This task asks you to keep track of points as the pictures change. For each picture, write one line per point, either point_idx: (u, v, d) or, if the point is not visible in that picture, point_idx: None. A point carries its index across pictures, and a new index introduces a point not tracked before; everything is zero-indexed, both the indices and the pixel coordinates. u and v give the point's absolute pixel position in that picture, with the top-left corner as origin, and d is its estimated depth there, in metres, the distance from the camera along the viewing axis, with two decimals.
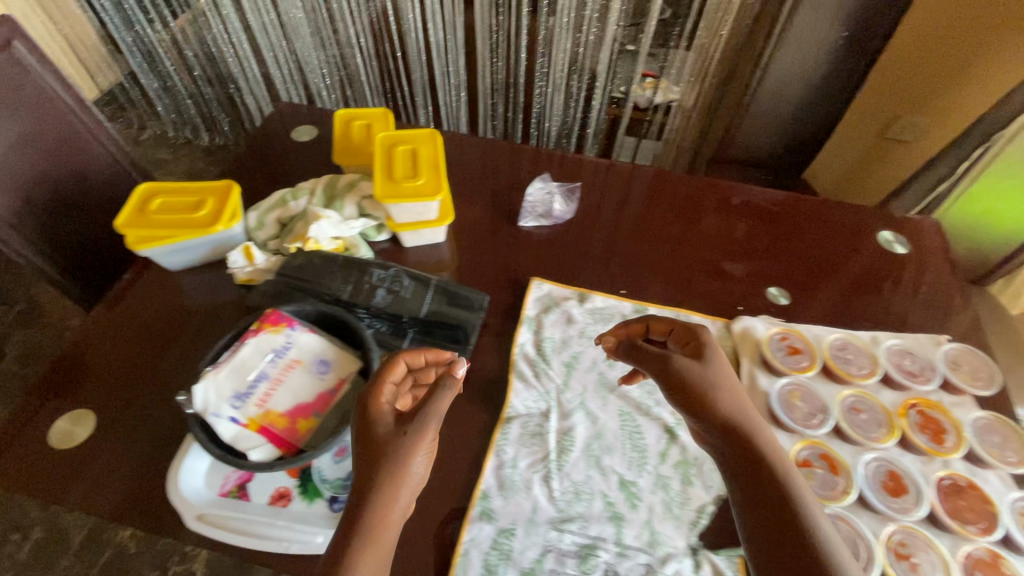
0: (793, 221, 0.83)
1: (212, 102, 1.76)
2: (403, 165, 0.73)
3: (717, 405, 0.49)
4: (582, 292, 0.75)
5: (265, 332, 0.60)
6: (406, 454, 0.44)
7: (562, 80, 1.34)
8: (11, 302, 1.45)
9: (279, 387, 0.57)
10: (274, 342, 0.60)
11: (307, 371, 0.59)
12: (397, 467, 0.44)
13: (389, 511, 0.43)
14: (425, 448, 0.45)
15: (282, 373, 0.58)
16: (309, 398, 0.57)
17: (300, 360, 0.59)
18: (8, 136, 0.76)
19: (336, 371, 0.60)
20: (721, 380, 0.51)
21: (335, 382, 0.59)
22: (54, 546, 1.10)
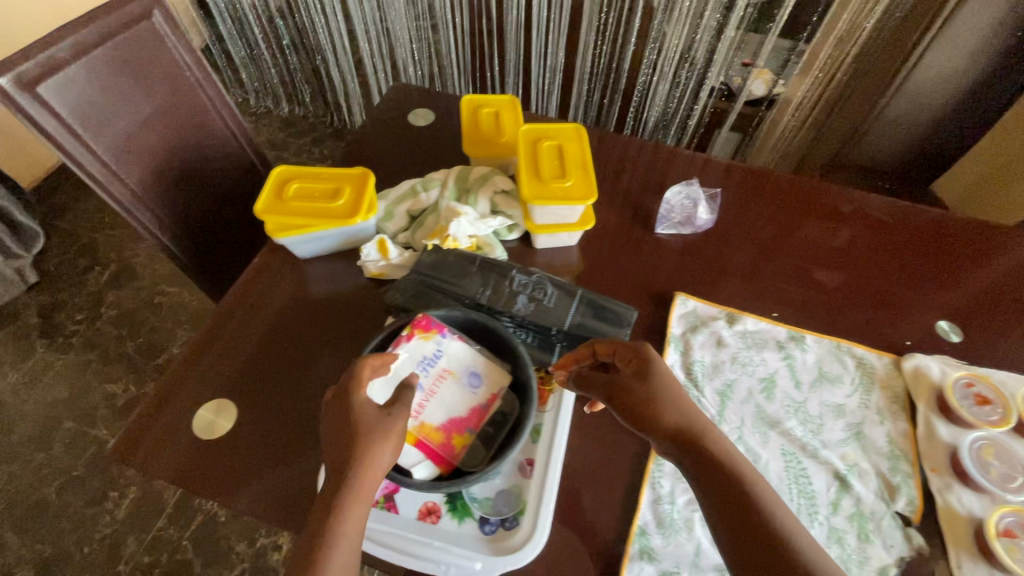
0: (927, 237, 0.77)
1: (299, 74, 1.74)
2: (551, 163, 0.68)
3: (663, 413, 0.47)
4: (730, 312, 0.69)
5: (416, 338, 0.56)
6: (376, 443, 0.46)
7: (669, 71, 1.23)
8: (104, 263, 1.49)
9: (431, 399, 0.55)
10: (423, 349, 0.56)
11: (459, 383, 0.56)
12: (369, 457, 0.46)
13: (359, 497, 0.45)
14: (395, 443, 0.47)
15: (433, 383, 0.55)
16: (463, 412, 0.54)
17: (450, 369, 0.56)
18: (144, 108, 0.75)
19: (487, 385, 0.56)
20: (665, 386, 0.49)
21: (487, 396, 0.55)
22: (148, 508, 1.14)
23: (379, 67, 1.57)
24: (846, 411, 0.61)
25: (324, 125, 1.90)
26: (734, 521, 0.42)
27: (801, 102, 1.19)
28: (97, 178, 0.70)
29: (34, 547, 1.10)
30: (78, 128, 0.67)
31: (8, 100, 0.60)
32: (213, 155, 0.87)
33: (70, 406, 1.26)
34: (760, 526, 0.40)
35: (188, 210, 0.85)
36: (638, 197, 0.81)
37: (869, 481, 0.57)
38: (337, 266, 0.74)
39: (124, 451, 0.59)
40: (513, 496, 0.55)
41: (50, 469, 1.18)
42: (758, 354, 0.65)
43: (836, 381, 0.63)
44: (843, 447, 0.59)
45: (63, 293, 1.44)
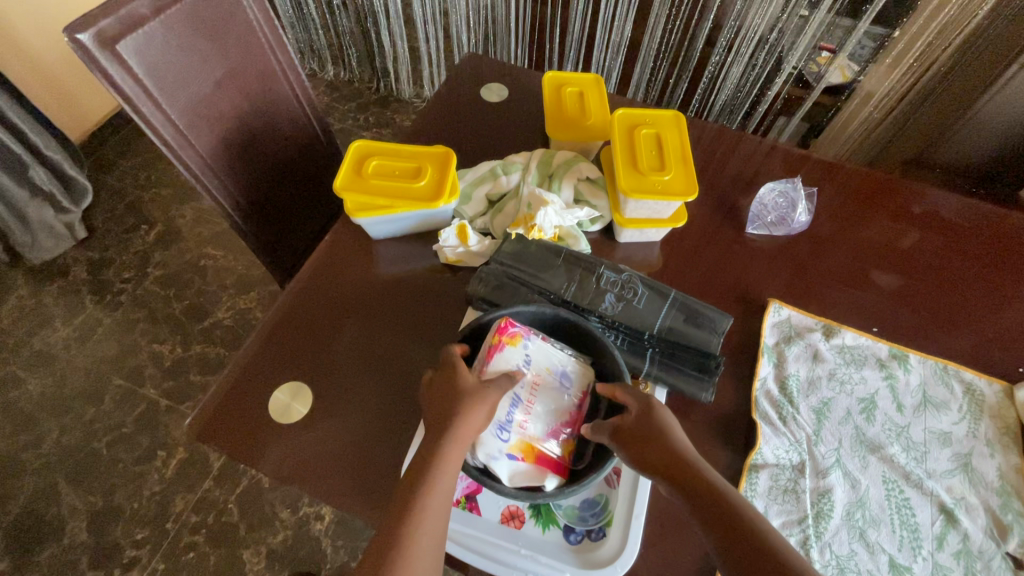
0: (1008, 243, 0.73)
1: (346, 34, 1.67)
2: (649, 154, 0.65)
3: (664, 449, 0.44)
4: (827, 324, 0.65)
5: (504, 348, 0.51)
6: (469, 408, 0.47)
7: (746, 52, 1.09)
8: (151, 223, 1.49)
9: (532, 408, 0.51)
10: (515, 357, 0.52)
11: (555, 386, 0.52)
12: (461, 421, 0.46)
13: (450, 459, 0.45)
14: (489, 410, 0.48)
15: (530, 392, 0.52)
16: (567, 416, 0.51)
17: (542, 374, 0.52)
18: (217, 71, 0.71)
19: (580, 382, 0.53)
20: (665, 421, 0.45)
21: (582, 394, 0.53)
22: (194, 470, 1.16)
23: (431, 34, 1.51)
24: (952, 440, 0.58)
25: (368, 91, 1.84)
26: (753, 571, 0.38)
27: (887, 95, 1.04)
28: (170, 143, 0.69)
29: (86, 499, 1.13)
30: (154, 91, 0.65)
31: (88, 59, 0.58)
32: (280, 124, 0.85)
33: (119, 364, 1.28)
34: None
35: (252, 179, 0.83)
36: (726, 192, 0.77)
37: (976, 516, 0.54)
38: (413, 248, 0.71)
39: (200, 428, 0.58)
40: (600, 506, 0.52)
41: (100, 424, 1.20)
42: (858, 372, 0.61)
43: (941, 407, 0.60)
44: (948, 479, 0.55)
45: (111, 250, 1.44)
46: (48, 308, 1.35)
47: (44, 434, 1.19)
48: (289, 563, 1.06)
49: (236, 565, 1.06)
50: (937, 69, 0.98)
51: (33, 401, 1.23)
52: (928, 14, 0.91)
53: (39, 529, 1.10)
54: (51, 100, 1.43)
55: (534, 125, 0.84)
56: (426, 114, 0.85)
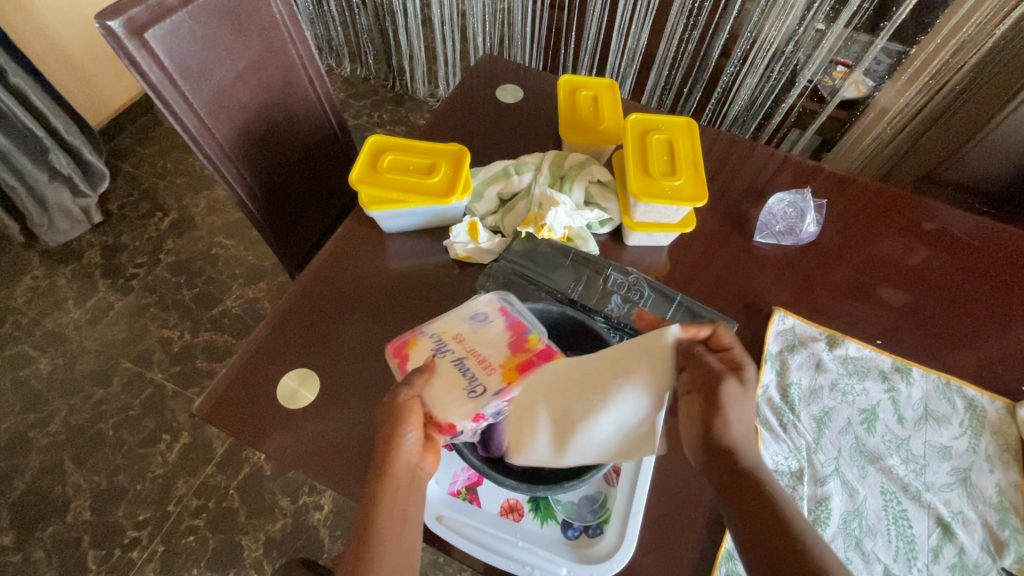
0: (1016, 263, 0.73)
1: (365, 32, 1.70)
2: (660, 159, 0.66)
3: (725, 419, 0.46)
4: (830, 334, 0.66)
5: (409, 348, 0.55)
6: (400, 425, 0.47)
7: (761, 63, 1.10)
8: (165, 210, 1.51)
9: (482, 350, 0.53)
10: (425, 348, 0.55)
11: (473, 329, 0.55)
12: (393, 440, 0.47)
13: (394, 478, 0.46)
14: (421, 421, 0.48)
15: (467, 346, 0.54)
16: (503, 335, 0.54)
17: (455, 330, 0.55)
18: (239, 63, 0.73)
19: (487, 308, 0.57)
20: (739, 398, 0.47)
21: (496, 314, 0.56)
22: (197, 455, 1.17)
23: (448, 35, 1.53)
24: (952, 454, 0.58)
25: (384, 88, 1.86)
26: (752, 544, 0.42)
27: (901, 112, 1.06)
28: (192, 132, 0.70)
29: (91, 479, 1.14)
30: (178, 79, 0.66)
31: (117, 45, 0.60)
32: (298, 117, 0.87)
33: (128, 346, 1.30)
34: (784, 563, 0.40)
35: (268, 170, 0.85)
36: (735, 200, 0.77)
37: (973, 531, 0.54)
38: (423, 244, 0.72)
39: (209, 410, 0.59)
40: (599, 503, 0.53)
41: (107, 406, 1.22)
42: (860, 384, 0.62)
43: (942, 421, 0.60)
44: (947, 493, 0.56)
45: (125, 235, 1.46)
46: (62, 289, 1.38)
47: (53, 414, 1.21)
48: (287, 551, 1.08)
49: (235, 551, 1.07)
50: (951, 87, 0.98)
51: (43, 379, 1.25)
52: (949, 29, 0.92)
53: (44, 506, 1.12)
54: (72, 86, 1.45)
55: (548, 128, 0.85)
56: (442, 113, 0.86)
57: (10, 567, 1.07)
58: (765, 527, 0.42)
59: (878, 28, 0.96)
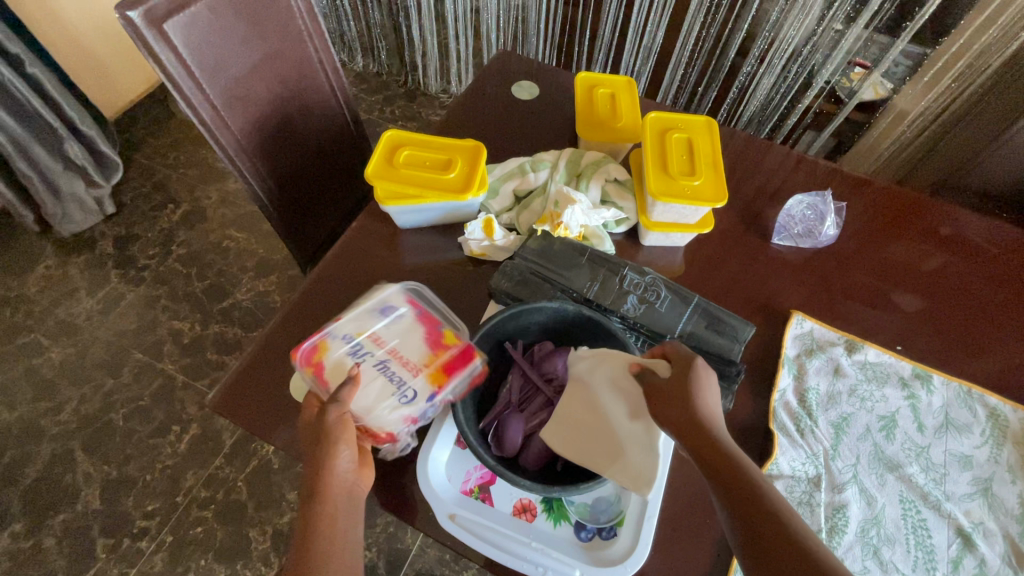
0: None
1: (378, 27, 1.69)
2: (679, 159, 0.65)
3: (692, 412, 0.43)
4: (849, 339, 0.65)
5: (323, 356, 0.52)
6: (330, 448, 0.46)
7: (779, 63, 1.08)
8: (177, 202, 1.51)
9: (400, 351, 0.53)
10: (338, 351, 0.52)
11: (389, 327, 0.54)
12: (325, 462, 0.45)
13: (331, 496, 0.45)
14: (352, 441, 0.47)
15: (386, 348, 0.53)
16: (422, 331, 0.54)
17: (369, 330, 0.54)
18: (256, 55, 0.73)
19: (400, 306, 0.56)
20: (696, 384, 0.45)
21: (409, 311, 0.56)
22: (206, 447, 1.17)
23: (461, 31, 1.52)
24: (973, 463, 0.57)
25: (396, 84, 1.85)
26: (762, 554, 0.39)
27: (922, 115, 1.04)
28: (207, 124, 0.70)
29: (101, 468, 1.15)
30: (195, 70, 0.66)
31: (136, 36, 0.60)
32: (312, 111, 0.86)
33: (139, 337, 1.30)
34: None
35: (282, 164, 0.85)
36: (753, 201, 0.76)
37: (994, 542, 0.53)
38: (437, 240, 0.72)
39: (221, 403, 0.59)
40: (613, 506, 0.52)
41: (118, 396, 1.23)
42: (879, 390, 0.61)
43: (962, 430, 0.59)
44: (967, 503, 0.55)
45: (137, 226, 1.47)
46: (74, 279, 1.39)
47: (64, 402, 1.22)
48: (294, 544, 1.08)
49: (243, 542, 1.08)
50: (973, 90, 0.96)
51: (55, 368, 1.26)
52: (973, 31, 0.91)
53: (54, 493, 1.13)
54: (87, 76, 1.46)
55: (563, 125, 0.84)
56: (457, 109, 0.86)
57: (21, 553, 1.08)
58: (768, 534, 0.39)
59: (900, 28, 0.94)
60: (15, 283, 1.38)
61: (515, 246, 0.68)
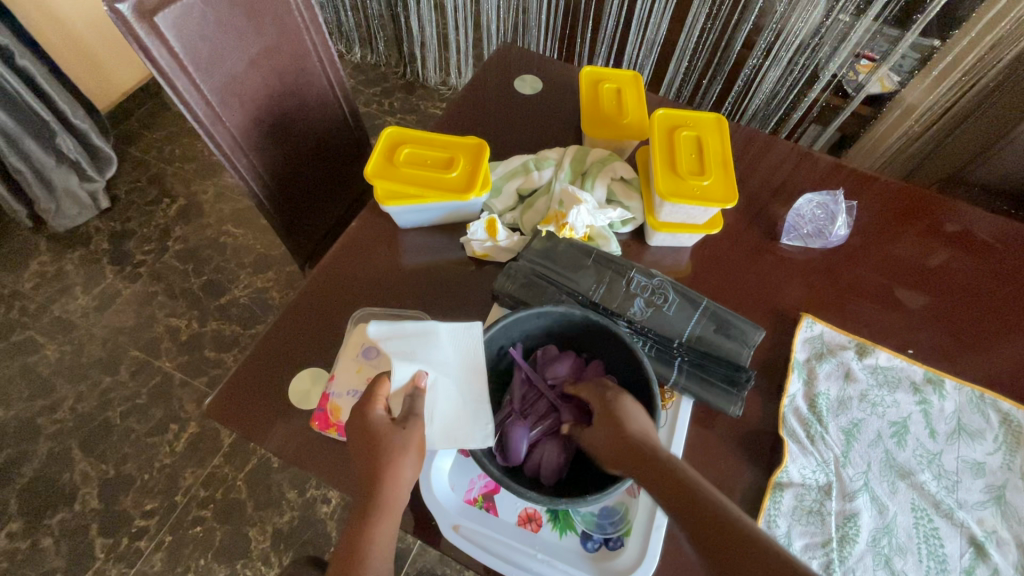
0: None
1: (376, 16, 1.65)
2: (688, 157, 0.63)
3: (628, 443, 0.44)
4: (860, 342, 0.63)
5: (338, 418, 0.55)
6: (401, 456, 0.47)
7: (786, 56, 1.06)
8: (173, 196, 1.49)
9: None
10: (348, 407, 0.55)
11: (373, 364, 0.58)
12: (393, 470, 0.47)
13: (393, 502, 0.47)
14: (419, 446, 0.49)
15: None
16: None
17: (362, 376, 0.57)
18: (250, 49, 0.70)
19: (372, 341, 0.59)
20: (623, 410, 0.46)
21: (383, 341, 0.59)
22: (204, 446, 1.16)
23: (461, 22, 1.49)
24: (986, 470, 0.56)
25: (394, 76, 1.82)
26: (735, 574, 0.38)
27: (932, 108, 1.01)
28: (202, 121, 0.68)
29: (98, 467, 1.14)
30: (187, 65, 0.64)
31: (127, 30, 0.57)
32: (309, 106, 0.84)
33: (136, 334, 1.29)
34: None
35: (278, 160, 0.83)
36: (762, 199, 0.74)
37: (1008, 551, 0.52)
38: (438, 239, 0.70)
39: (220, 410, 0.57)
40: (620, 515, 0.51)
41: (115, 394, 1.21)
42: (890, 395, 0.60)
43: (975, 436, 0.58)
44: (980, 511, 0.54)
45: (133, 221, 1.45)
46: (69, 276, 1.37)
47: (61, 401, 1.21)
48: (294, 544, 1.07)
49: (242, 542, 1.07)
50: (982, 85, 0.94)
51: (51, 366, 1.24)
52: (985, 24, 0.88)
53: (52, 493, 1.12)
54: (78, 68, 1.43)
55: (567, 121, 0.82)
56: (458, 104, 0.84)
57: (18, 554, 1.07)
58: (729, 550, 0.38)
59: (910, 21, 0.92)
60: (8, 281, 1.35)
61: (519, 247, 0.66)
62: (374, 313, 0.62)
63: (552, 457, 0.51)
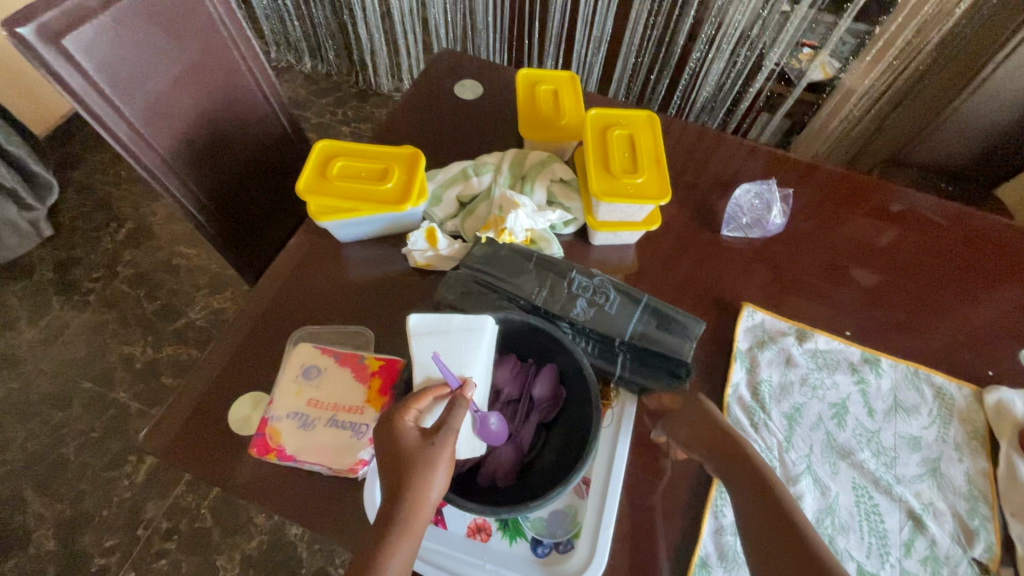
0: (978, 241, 0.73)
1: (324, 25, 1.63)
2: (621, 156, 0.64)
3: (736, 447, 0.49)
4: (800, 328, 0.65)
5: (277, 443, 0.53)
6: (424, 472, 0.43)
7: (728, 48, 1.07)
8: (121, 220, 1.44)
9: (337, 401, 0.55)
10: (289, 430, 0.54)
11: (315, 385, 0.56)
12: (421, 487, 0.42)
13: (416, 522, 0.42)
14: (449, 461, 0.44)
15: (324, 405, 0.55)
16: (344, 371, 0.57)
17: (303, 398, 0.55)
18: (175, 67, 0.68)
19: (315, 361, 0.58)
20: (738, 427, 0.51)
21: (326, 360, 0.58)
22: (165, 476, 1.13)
23: (409, 27, 1.47)
24: (921, 444, 0.58)
25: (347, 84, 1.79)
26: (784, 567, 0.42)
27: (867, 92, 1.02)
28: (127, 144, 0.66)
29: (54, 506, 1.10)
30: (105, 88, 0.61)
31: (31, 55, 0.55)
32: (244, 123, 0.82)
33: (88, 366, 1.24)
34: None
35: (216, 179, 0.80)
36: (702, 192, 0.76)
37: (944, 522, 0.54)
38: (381, 251, 0.69)
39: (160, 443, 0.55)
40: (568, 517, 0.51)
41: (68, 430, 1.17)
42: (830, 377, 0.61)
43: (911, 411, 0.60)
44: (917, 484, 0.55)
45: (79, 249, 1.40)
46: (13, 309, 1.31)
47: (9, 440, 1.16)
48: (264, 569, 1.05)
49: (210, 572, 1.04)
50: (915, 66, 0.97)
51: None
52: (911, 9, 0.88)
53: (5, 538, 1.07)
54: (10, 94, 1.37)
55: (509, 124, 0.82)
56: (398, 113, 0.83)
57: None
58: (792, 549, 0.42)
59: (843, 9, 0.93)
60: None
61: (462, 254, 0.65)
62: (315, 332, 0.62)
63: (504, 460, 0.52)
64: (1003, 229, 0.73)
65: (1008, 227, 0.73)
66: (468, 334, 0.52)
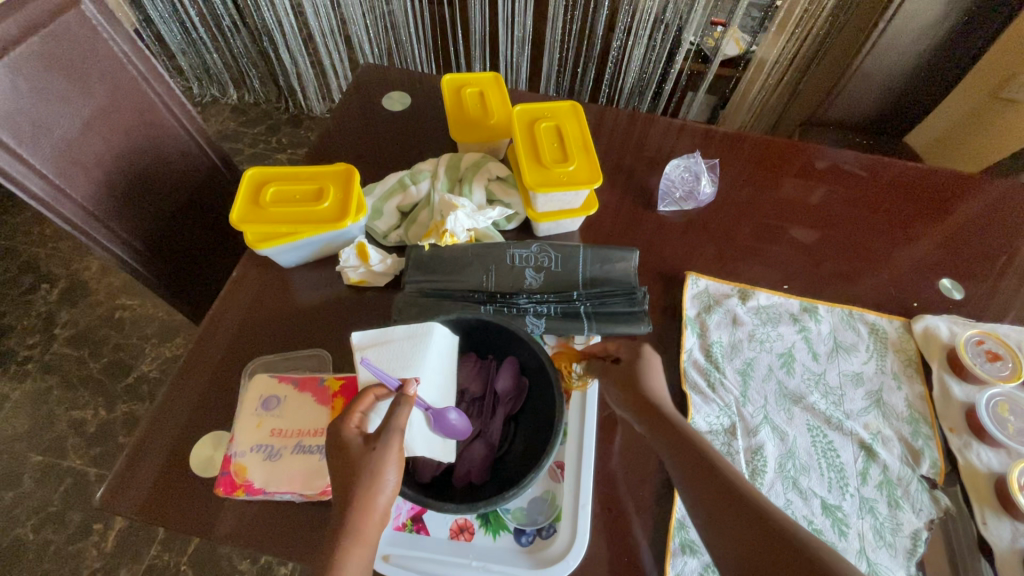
0: (887, 187, 0.78)
1: (243, 54, 1.59)
2: (551, 146, 0.65)
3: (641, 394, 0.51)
4: (742, 288, 0.68)
5: (243, 479, 0.52)
6: (370, 477, 0.41)
7: (645, 33, 1.09)
8: (52, 280, 1.37)
9: (299, 427, 0.55)
10: (255, 465, 0.53)
11: (278, 414, 0.55)
12: (368, 493, 0.41)
13: (367, 529, 0.41)
14: (398, 460, 0.43)
15: (287, 434, 0.54)
16: (304, 396, 0.56)
17: (266, 429, 0.54)
18: (82, 111, 0.66)
19: (274, 392, 0.56)
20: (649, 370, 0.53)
21: (284, 389, 0.57)
22: (137, 537, 1.08)
23: (332, 48, 1.45)
24: (864, 379, 0.62)
25: (277, 111, 1.76)
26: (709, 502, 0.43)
27: (779, 61, 1.06)
28: (41, 197, 0.63)
29: None
30: (9, 142, 0.58)
31: None
32: (165, 162, 0.80)
33: (35, 438, 1.17)
34: (779, 553, 0.38)
35: (145, 222, 0.78)
36: (635, 174, 0.78)
37: (893, 447, 0.57)
38: (328, 272, 0.69)
39: (118, 502, 0.53)
40: (548, 503, 0.52)
41: (22, 508, 1.10)
42: (775, 330, 0.65)
43: (850, 350, 0.64)
44: (865, 417, 0.59)
45: (9, 316, 1.31)
46: None
47: None
48: None
49: None
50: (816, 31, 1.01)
51: None
52: None
53: None
54: None
55: (441, 130, 0.83)
56: (328, 131, 0.82)
57: None
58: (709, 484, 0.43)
59: None
60: None
61: (395, 269, 0.66)
62: (270, 362, 0.61)
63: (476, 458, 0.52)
64: (906, 172, 0.79)
65: (911, 170, 0.79)
66: (412, 339, 0.51)
